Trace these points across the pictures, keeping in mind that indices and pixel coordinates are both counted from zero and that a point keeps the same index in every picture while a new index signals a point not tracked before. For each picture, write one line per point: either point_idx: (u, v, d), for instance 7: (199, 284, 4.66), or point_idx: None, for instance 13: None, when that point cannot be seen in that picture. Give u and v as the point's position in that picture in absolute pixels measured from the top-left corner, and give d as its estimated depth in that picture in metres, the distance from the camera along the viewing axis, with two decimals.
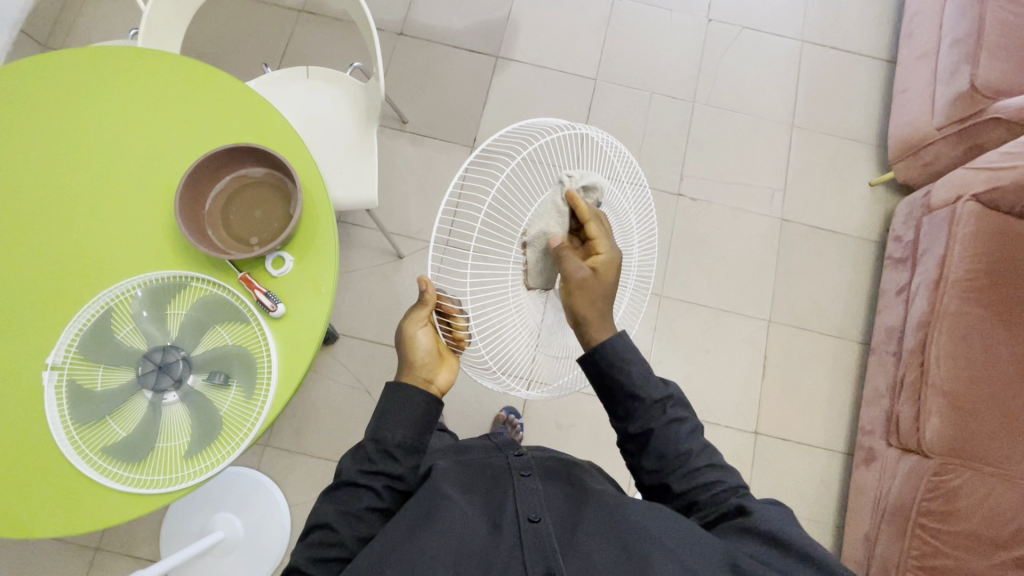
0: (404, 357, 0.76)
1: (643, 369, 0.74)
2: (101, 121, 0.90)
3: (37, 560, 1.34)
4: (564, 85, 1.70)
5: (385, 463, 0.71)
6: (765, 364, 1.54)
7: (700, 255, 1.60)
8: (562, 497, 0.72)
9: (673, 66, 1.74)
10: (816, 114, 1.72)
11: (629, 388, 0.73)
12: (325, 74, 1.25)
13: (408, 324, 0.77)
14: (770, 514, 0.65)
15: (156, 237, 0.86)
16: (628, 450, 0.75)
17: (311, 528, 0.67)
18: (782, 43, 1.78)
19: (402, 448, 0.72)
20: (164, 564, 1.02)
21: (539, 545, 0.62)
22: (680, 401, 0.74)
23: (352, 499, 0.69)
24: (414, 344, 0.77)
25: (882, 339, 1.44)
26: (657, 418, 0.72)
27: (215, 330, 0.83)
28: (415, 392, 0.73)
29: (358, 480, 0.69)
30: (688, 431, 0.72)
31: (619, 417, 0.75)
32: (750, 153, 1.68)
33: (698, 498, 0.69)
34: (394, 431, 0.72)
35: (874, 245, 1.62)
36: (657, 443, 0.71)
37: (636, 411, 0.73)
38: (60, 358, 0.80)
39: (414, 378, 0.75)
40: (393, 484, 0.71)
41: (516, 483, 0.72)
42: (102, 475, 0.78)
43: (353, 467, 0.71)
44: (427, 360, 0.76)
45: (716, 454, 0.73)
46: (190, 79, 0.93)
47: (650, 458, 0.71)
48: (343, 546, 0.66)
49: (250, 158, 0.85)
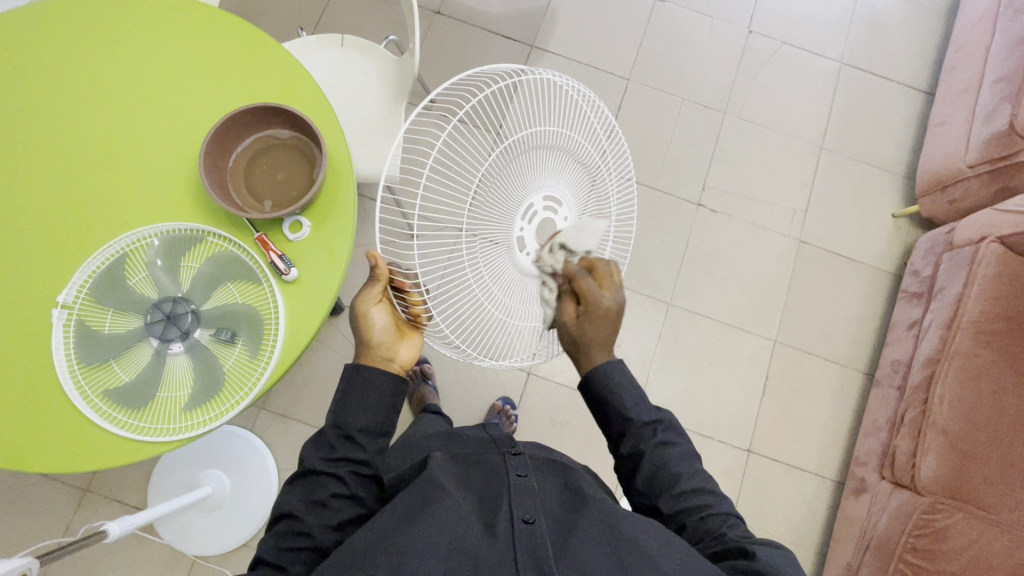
0: (362, 336, 0.77)
1: (636, 394, 0.76)
2: (133, 66, 0.90)
3: (25, 495, 1.36)
4: (597, 82, 1.69)
5: (348, 450, 0.72)
6: (766, 383, 1.53)
7: (712, 267, 1.59)
8: (555, 498, 0.73)
9: (709, 75, 1.72)
10: (847, 138, 1.70)
11: (621, 413, 0.75)
12: (361, 45, 1.24)
13: (360, 303, 0.78)
14: (769, 554, 0.64)
15: (176, 188, 0.86)
16: (621, 471, 0.77)
17: (277, 517, 0.68)
18: (821, 63, 1.75)
19: (365, 433, 0.73)
20: (134, 520, 1.04)
21: (531, 545, 0.62)
22: (672, 426, 0.76)
23: (317, 487, 0.69)
24: (370, 322, 0.77)
25: (887, 372, 1.43)
26: (648, 440, 0.74)
27: (225, 287, 0.83)
28: (375, 372, 0.75)
29: (321, 468, 0.70)
30: (679, 455, 0.74)
31: (613, 440, 0.77)
32: (775, 171, 1.66)
33: (685, 522, 0.70)
34: (357, 415, 0.73)
35: (891, 277, 1.61)
36: (649, 463, 0.73)
37: (628, 433, 0.75)
38: (70, 298, 0.80)
39: (372, 357, 0.77)
40: (361, 470, 0.71)
41: (509, 483, 0.72)
42: (101, 418, 0.78)
43: (314, 454, 0.72)
44: (385, 339, 0.77)
45: (708, 481, 0.73)
46: (226, 34, 0.92)
47: (641, 478, 0.73)
48: (312, 536, 0.66)
49: (277, 118, 0.85)
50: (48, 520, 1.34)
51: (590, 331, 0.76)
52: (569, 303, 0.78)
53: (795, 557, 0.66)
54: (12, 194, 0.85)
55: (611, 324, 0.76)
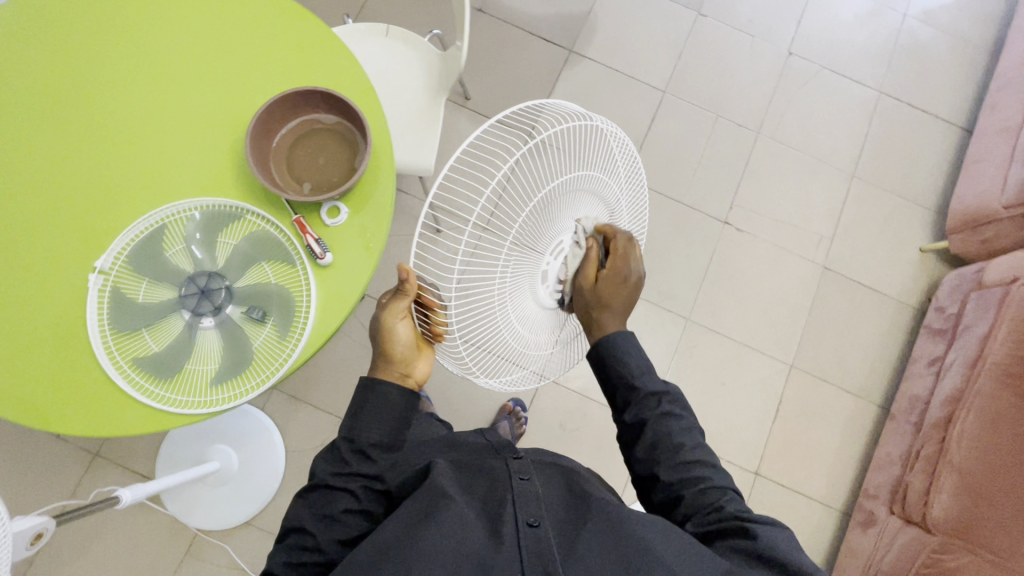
0: (383, 351, 0.80)
1: (643, 364, 0.80)
2: (187, 40, 0.91)
3: (35, 454, 1.37)
4: (633, 92, 1.68)
5: (360, 465, 0.74)
6: (779, 407, 1.52)
7: (733, 286, 1.58)
8: (557, 501, 0.73)
9: (746, 93, 1.71)
10: (880, 167, 1.69)
11: (628, 379, 0.79)
12: (405, 36, 1.24)
13: (388, 316, 0.79)
14: (768, 532, 0.66)
15: (221, 165, 0.87)
16: (625, 440, 0.80)
17: (287, 532, 0.70)
18: (859, 90, 1.74)
19: (377, 448, 0.76)
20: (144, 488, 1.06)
21: (538, 550, 0.63)
22: (677, 399, 0.78)
23: (329, 501, 0.71)
24: (393, 336, 0.79)
25: (903, 407, 1.41)
26: (651, 408, 0.77)
27: (259, 267, 0.83)
28: (391, 389, 0.78)
29: (332, 483, 0.72)
30: (682, 427, 0.76)
31: (618, 407, 0.81)
32: (805, 195, 1.65)
33: (683, 494, 0.72)
34: (371, 431, 0.76)
35: (913, 311, 1.59)
36: (651, 432, 0.75)
37: (632, 402, 0.79)
38: (107, 264, 0.81)
39: (391, 371, 0.80)
40: (373, 485, 0.73)
41: (512, 486, 0.72)
42: (128, 385, 0.78)
43: (327, 469, 0.74)
44: (405, 354, 0.80)
45: (709, 455, 0.75)
46: (282, 16, 0.93)
47: (642, 446, 0.75)
48: (322, 550, 0.67)
49: (324, 103, 0.86)
50: (56, 480, 1.35)
51: (607, 294, 0.81)
52: (591, 266, 0.82)
53: (793, 534, 0.68)
54: (54, 154, 0.86)
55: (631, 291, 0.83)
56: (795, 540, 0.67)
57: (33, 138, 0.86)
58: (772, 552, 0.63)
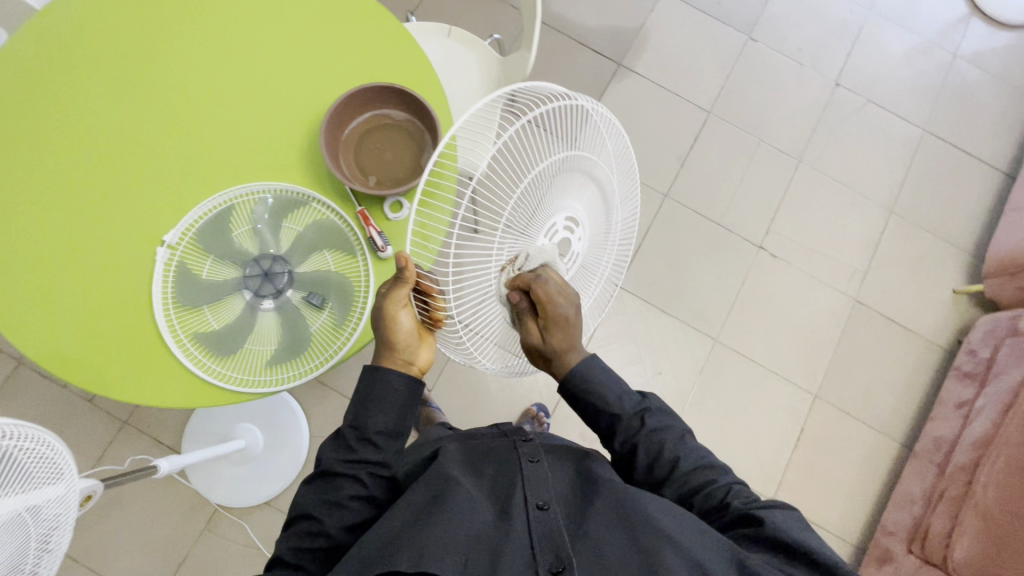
0: (385, 339, 0.75)
1: (618, 387, 0.79)
2: (265, 25, 0.92)
3: (64, 418, 1.38)
4: (678, 110, 1.69)
5: (366, 451, 0.73)
6: (800, 436, 1.51)
7: (763, 312, 1.58)
8: (566, 484, 0.74)
9: (789, 121, 1.71)
10: (918, 205, 1.69)
11: (606, 409, 0.79)
12: (466, 39, 1.25)
13: (389, 305, 0.73)
14: (775, 517, 0.65)
15: (290, 151, 0.88)
16: (622, 465, 0.79)
17: (294, 518, 0.71)
18: (903, 126, 1.74)
19: (383, 435, 0.74)
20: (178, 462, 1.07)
21: (548, 531, 0.63)
22: (660, 410, 0.79)
23: (334, 487, 0.71)
24: (395, 325, 0.74)
25: (926, 447, 1.41)
26: (638, 430, 0.77)
27: (320, 254, 0.85)
28: (395, 378, 0.75)
29: (338, 470, 0.72)
30: (673, 439, 0.76)
31: (606, 437, 0.81)
32: (841, 226, 1.66)
33: (692, 502, 0.73)
34: (376, 418, 0.74)
35: (942, 351, 1.59)
36: (645, 452, 0.76)
37: (618, 427, 0.78)
38: (175, 239, 0.83)
39: (393, 360, 0.76)
40: (378, 471, 0.73)
41: (522, 467, 0.73)
42: (186, 359, 0.81)
43: (333, 455, 0.74)
44: (408, 342, 0.75)
45: (706, 456, 0.76)
46: (359, 11, 0.94)
47: (641, 472, 0.76)
48: (328, 535, 0.69)
49: (396, 100, 0.87)
50: (84, 444, 1.37)
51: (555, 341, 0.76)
52: (530, 318, 0.77)
53: (802, 514, 0.68)
54: (125, 126, 0.87)
55: (575, 325, 0.77)
56: (807, 523, 0.67)
57: (105, 109, 0.88)
58: (777, 531, 0.63)
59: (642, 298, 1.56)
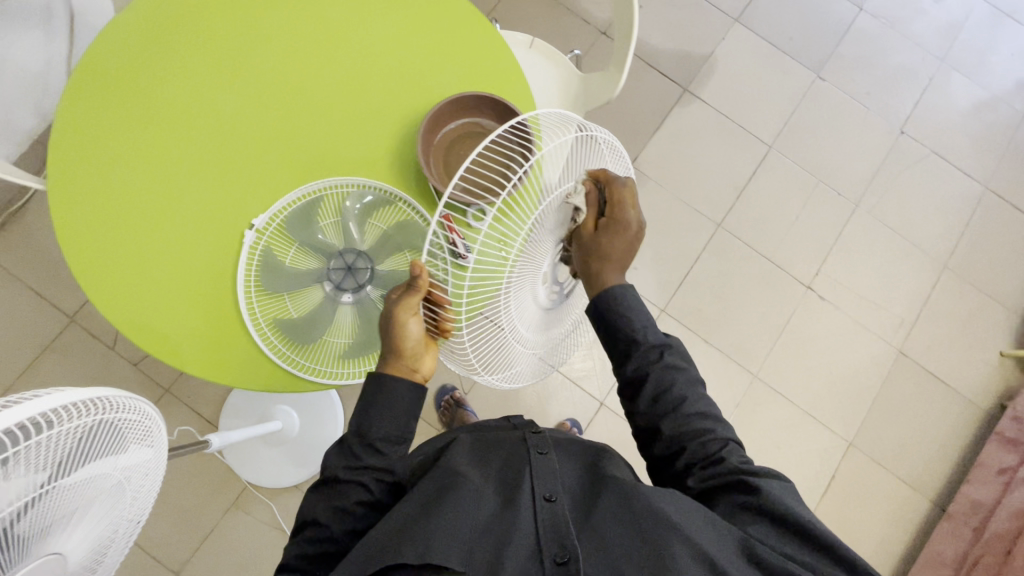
0: (392, 346, 0.71)
1: (645, 316, 0.76)
2: (367, 22, 0.93)
3: (106, 380, 1.40)
4: (740, 141, 1.68)
5: (372, 458, 0.70)
6: (831, 482, 1.50)
7: (805, 353, 1.57)
8: (576, 478, 0.71)
9: (851, 164, 1.70)
10: (974, 262, 1.67)
11: (627, 332, 0.75)
12: (546, 52, 1.26)
13: (399, 312, 0.69)
14: (769, 484, 0.64)
15: (380, 150, 0.89)
16: (625, 395, 0.76)
17: (303, 525, 0.68)
18: (965, 181, 1.72)
19: (386, 441, 0.71)
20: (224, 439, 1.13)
21: (555, 525, 0.61)
22: (680, 350, 0.76)
23: (341, 494, 0.68)
24: (404, 333, 0.70)
25: (960, 509, 1.40)
26: (653, 362, 0.74)
27: (403, 254, 0.84)
28: (399, 384, 0.72)
29: (343, 476, 0.68)
30: (685, 379, 0.73)
31: (618, 361, 0.77)
32: (892, 276, 1.64)
33: (686, 446, 0.69)
34: (381, 423, 0.71)
35: (982, 413, 1.57)
36: (653, 385, 0.73)
37: (633, 354, 0.75)
38: (263, 223, 0.85)
39: (398, 367, 0.71)
40: (384, 477, 0.70)
41: (529, 459, 0.70)
42: (262, 342, 0.83)
43: (338, 462, 0.70)
44: (416, 350, 0.72)
45: (713, 407, 0.73)
46: (459, 19, 0.95)
47: (644, 397, 0.73)
48: (338, 541, 0.67)
49: (494, 110, 0.88)
50: None
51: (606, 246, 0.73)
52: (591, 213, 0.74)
53: (793, 485, 0.67)
54: (221, 108, 0.88)
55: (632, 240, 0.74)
56: (796, 492, 0.66)
57: (201, 88, 0.88)
58: (775, 504, 0.62)
59: (686, 326, 1.56)
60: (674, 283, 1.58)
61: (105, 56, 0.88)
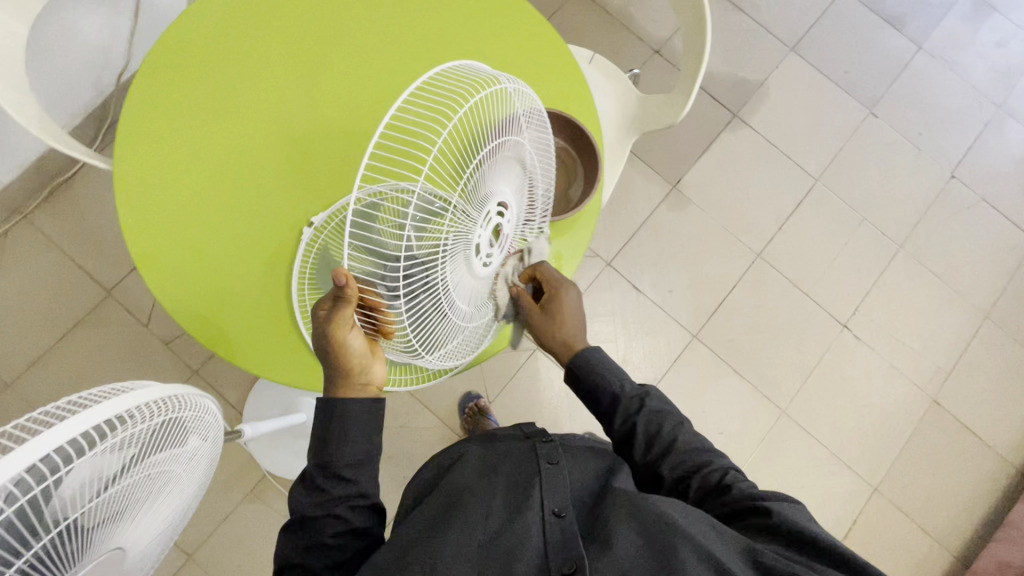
0: (337, 364, 0.65)
1: (618, 372, 0.78)
2: (446, 28, 0.92)
3: (136, 356, 1.41)
4: (786, 171, 1.66)
5: (340, 487, 0.65)
6: (852, 527, 1.47)
7: (836, 393, 1.54)
8: (585, 486, 0.70)
9: (898, 204, 1.67)
10: (1016, 316, 1.63)
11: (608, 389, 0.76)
12: (606, 68, 1.24)
13: (334, 329, 0.62)
14: (781, 505, 0.60)
15: None
16: (620, 448, 0.75)
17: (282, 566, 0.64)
18: (1014, 232, 1.69)
19: (352, 466, 0.66)
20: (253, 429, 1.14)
21: (565, 541, 0.61)
22: (660, 395, 0.76)
23: (312, 530, 0.64)
24: (346, 349, 0.64)
25: (986, 566, 1.38)
26: (637, 411, 0.73)
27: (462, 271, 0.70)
28: (355, 406, 0.66)
29: (312, 513, 0.64)
30: (672, 424, 0.72)
31: (604, 419, 0.77)
32: (932, 322, 1.60)
33: (691, 484, 0.68)
34: (344, 450, 0.65)
35: (1013, 470, 1.54)
36: (644, 431, 0.72)
37: (616, 407, 0.75)
38: (321, 221, 0.84)
39: (352, 385, 0.66)
40: (358, 501, 0.65)
41: (539, 470, 0.69)
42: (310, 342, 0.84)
43: (304, 498, 0.65)
44: (362, 362, 0.66)
45: (707, 441, 0.72)
46: (536, 34, 0.95)
47: (637, 449, 0.72)
48: None
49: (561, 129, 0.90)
50: None
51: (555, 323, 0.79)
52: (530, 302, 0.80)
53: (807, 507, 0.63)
54: (293, 101, 0.87)
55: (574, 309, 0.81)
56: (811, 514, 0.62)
57: (275, 80, 0.87)
58: (789, 524, 0.58)
59: (717, 355, 1.54)
60: (709, 310, 1.56)
61: (180, 38, 0.87)
